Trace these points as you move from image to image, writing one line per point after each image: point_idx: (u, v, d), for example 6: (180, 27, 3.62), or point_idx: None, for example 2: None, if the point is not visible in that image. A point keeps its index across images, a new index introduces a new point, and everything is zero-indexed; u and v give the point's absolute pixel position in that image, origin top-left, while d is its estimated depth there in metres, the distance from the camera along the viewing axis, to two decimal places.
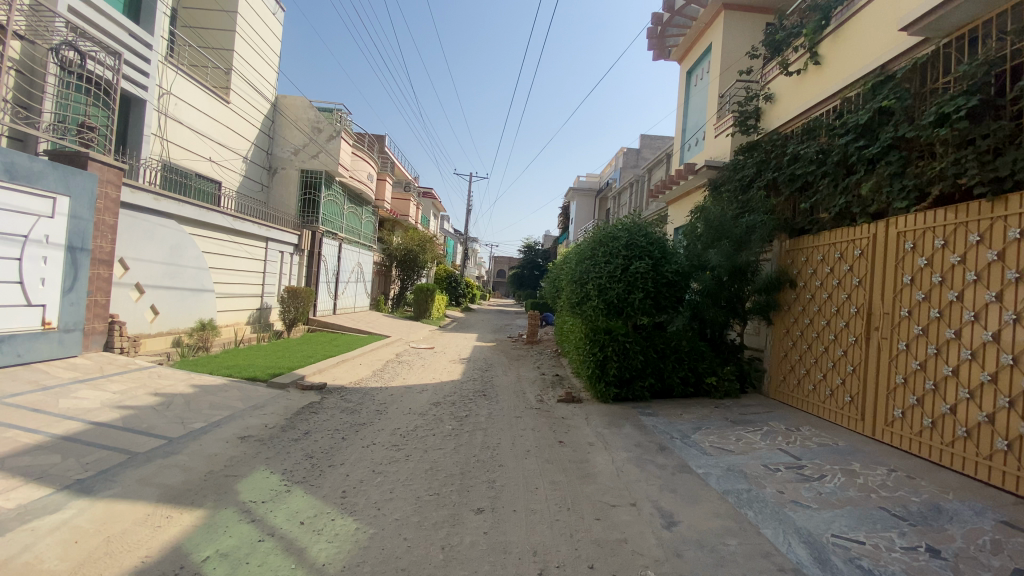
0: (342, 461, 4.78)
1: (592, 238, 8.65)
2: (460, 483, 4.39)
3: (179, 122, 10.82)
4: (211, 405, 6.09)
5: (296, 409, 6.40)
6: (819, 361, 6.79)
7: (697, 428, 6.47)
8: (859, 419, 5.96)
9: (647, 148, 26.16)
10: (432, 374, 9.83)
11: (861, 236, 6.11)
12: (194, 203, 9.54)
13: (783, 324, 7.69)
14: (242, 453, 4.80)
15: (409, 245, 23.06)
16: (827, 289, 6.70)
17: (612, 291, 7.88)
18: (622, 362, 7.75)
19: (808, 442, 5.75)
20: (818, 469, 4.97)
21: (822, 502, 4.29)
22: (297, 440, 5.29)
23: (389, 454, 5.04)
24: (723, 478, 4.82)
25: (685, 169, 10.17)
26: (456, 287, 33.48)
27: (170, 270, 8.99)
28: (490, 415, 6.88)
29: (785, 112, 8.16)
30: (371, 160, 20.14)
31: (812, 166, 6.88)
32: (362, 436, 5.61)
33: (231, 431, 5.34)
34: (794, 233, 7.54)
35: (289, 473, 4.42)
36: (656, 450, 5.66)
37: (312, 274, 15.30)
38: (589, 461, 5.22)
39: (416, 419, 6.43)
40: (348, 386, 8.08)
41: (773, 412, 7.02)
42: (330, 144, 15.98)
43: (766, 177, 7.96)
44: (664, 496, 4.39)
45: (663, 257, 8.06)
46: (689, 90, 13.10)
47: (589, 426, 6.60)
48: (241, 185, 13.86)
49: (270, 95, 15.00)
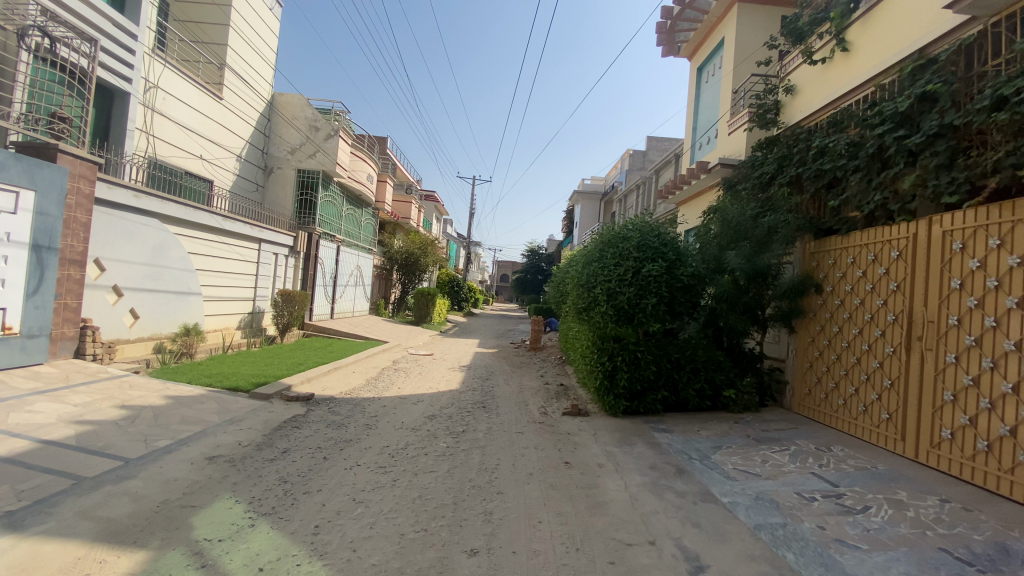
0: (319, 487, 4.21)
1: (599, 239, 7.93)
2: (451, 516, 3.81)
3: (167, 118, 10.36)
4: (182, 419, 5.54)
5: (276, 424, 5.85)
6: (850, 374, 6.17)
7: (716, 447, 5.89)
8: (899, 439, 5.35)
9: (653, 150, 25.69)
10: (429, 383, 9.26)
11: (899, 235, 5.51)
12: (180, 202, 9.05)
13: (808, 332, 7.09)
14: (207, 478, 4.24)
15: (410, 248, 22.59)
16: (860, 294, 6.09)
17: (622, 296, 7.16)
18: (632, 372, 7.21)
19: (843, 465, 5.15)
20: (859, 499, 4.37)
21: (872, 542, 3.69)
22: (273, 461, 4.74)
23: (375, 478, 4.47)
24: (753, 509, 4.23)
25: (697, 168, 9.60)
26: (457, 291, 32.99)
27: (152, 271, 8.49)
28: (489, 431, 6.30)
29: (809, 104, 7.55)
30: (371, 160, 19.71)
31: (842, 159, 6.28)
32: (346, 456, 5.04)
33: (199, 450, 4.81)
34: (820, 234, 6.96)
35: (257, 503, 3.86)
36: (674, 473, 5.08)
37: (308, 277, 14.78)
38: (599, 488, 4.63)
39: (408, 435, 5.86)
40: (337, 397, 7.50)
41: (799, 429, 6.41)
42: (326, 143, 15.46)
43: (789, 173, 7.35)
44: (688, 534, 3.81)
45: (678, 259, 7.35)
46: (700, 87, 12.58)
47: (597, 444, 6.02)
48: (235, 185, 13.40)
49: (266, 92, 14.57)
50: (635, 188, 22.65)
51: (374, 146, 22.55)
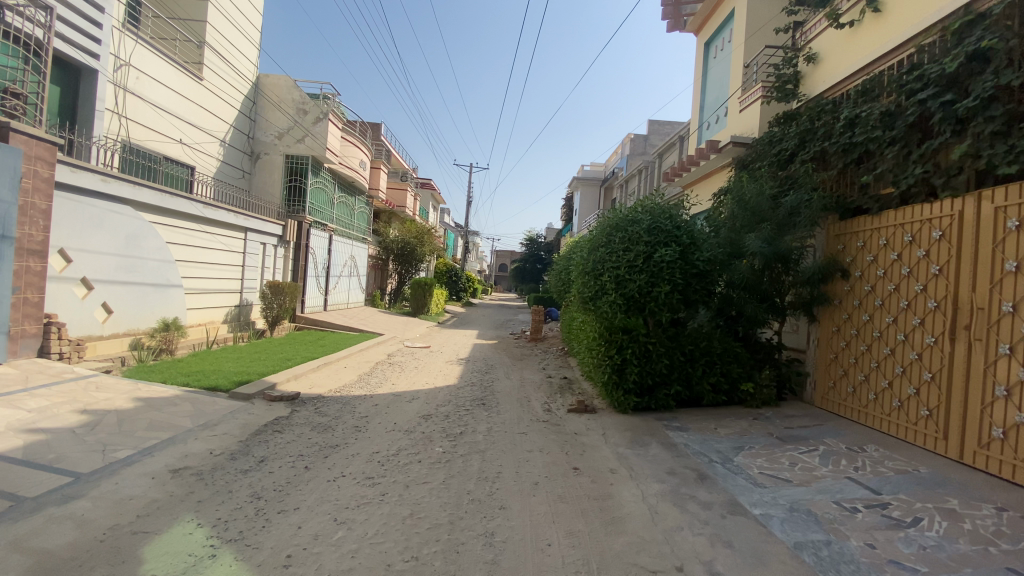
0: (296, 505, 3.68)
1: (605, 223, 7.35)
2: (447, 539, 3.30)
3: (140, 98, 9.75)
4: (149, 425, 5.01)
5: (256, 428, 5.33)
6: (883, 367, 5.65)
7: (738, 448, 5.39)
8: (941, 438, 4.85)
9: (655, 135, 25.06)
10: (425, 379, 8.72)
11: (943, 214, 4.96)
12: (154, 188, 8.44)
13: (832, 321, 6.56)
14: (169, 496, 3.72)
15: (405, 238, 21.97)
16: (894, 279, 5.55)
17: (632, 285, 6.63)
18: (643, 366, 6.71)
19: (880, 468, 4.66)
20: (908, 510, 3.86)
21: (933, 563, 3.19)
22: (246, 473, 4.22)
23: (361, 492, 3.95)
24: (790, 524, 3.73)
25: (707, 147, 9.00)
26: (455, 282, 32.38)
27: (126, 263, 7.91)
28: (489, 432, 5.80)
29: (835, 73, 6.95)
30: (364, 146, 19.00)
31: (876, 131, 5.70)
32: (330, 465, 4.52)
33: (164, 461, 4.28)
34: (847, 214, 6.40)
35: (222, 526, 3.33)
36: (695, 480, 4.58)
37: (299, 267, 14.21)
38: (613, 499, 4.12)
39: (401, 439, 5.34)
40: (325, 396, 6.97)
41: (825, 427, 5.91)
42: (315, 127, 14.81)
43: (813, 149, 6.76)
44: (720, 556, 3.31)
45: (692, 243, 6.79)
46: (708, 63, 11.94)
47: (607, 446, 5.51)
48: (219, 171, 12.79)
49: (250, 74, 13.91)
50: (636, 174, 22.09)
51: (367, 132, 21.84)
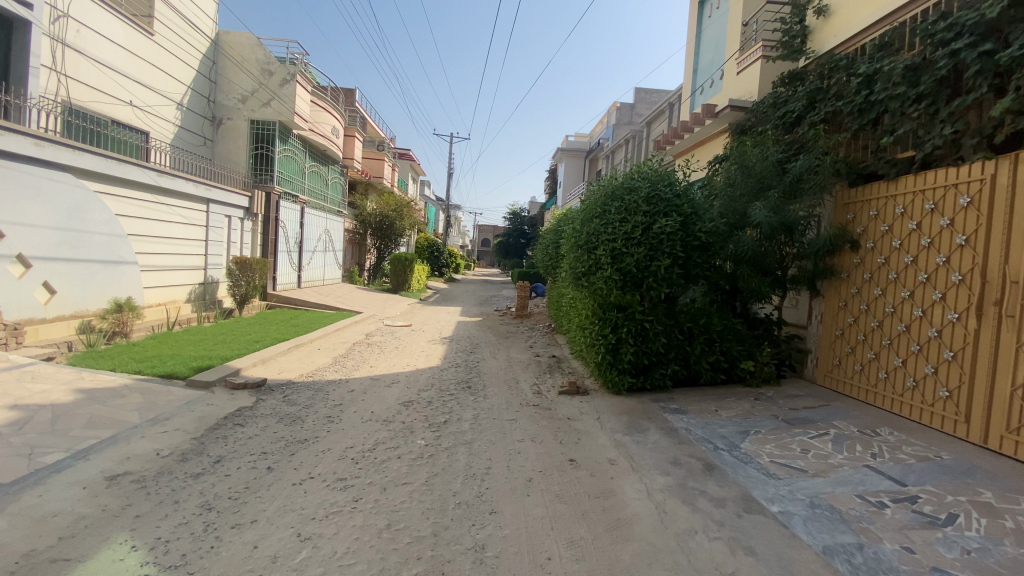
0: (253, 518, 3.16)
1: (600, 191, 6.78)
2: (430, 557, 2.82)
3: (81, 53, 8.76)
4: (88, 422, 4.39)
5: (215, 421, 4.75)
6: (896, 344, 5.30)
7: (743, 433, 5.02)
8: (962, 420, 4.54)
9: (641, 104, 24.42)
10: (406, 360, 8.17)
11: (972, 178, 4.58)
12: (98, 153, 7.60)
13: (838, 295, 6.18)
14: (100, 511, 3.15)
15: (384, 211, 21.12)
16: (911, 250, 5.15)
17: (630, 259, 6.14)
18: (639, 345, 6.30)
19: (898, 454, 4.34)
20: (939, 505, 3.53)
21: (982, 571, 2.83)
22: (199, 477, 3.66)
23: (331, 499, 3.44)
24: (815, 524, 3.36)
25: (704, 111, 8.47)
26: (437, 256, 31.59)
27: (70, 238, 7.11)
28: (475, 419, 5.33)
29: (848, 26, 6.47)
30: (337, 112, 17.94)
31: (899, 87, 5.22)
32: (297, 464, 3.99)
33: (101, 467, 3.69)
34: (859, 180, 5.97)
35: (162, 549, 2.80)
36: (703, 471, 4.18)
37: (269, 242, 13.38)
38: (615, 497, 3.68)
39: (378, 430, 4.84)
40: (295, 382, 6.38)
41: (832, 408, 5.58)
42: (283, 90, 13.79)
43: (824, 109, 6.26)
44: (742, 566, 2.91)
45: (694, 213, 6.30)
46: (704, 23, 11.29)
47: (604, 433, 5.09)
48: (176, 137, 11.82)
49: (209, 30, 12.79)
50: (622, 143, 21.58)
51: (340, 98, 20.70)
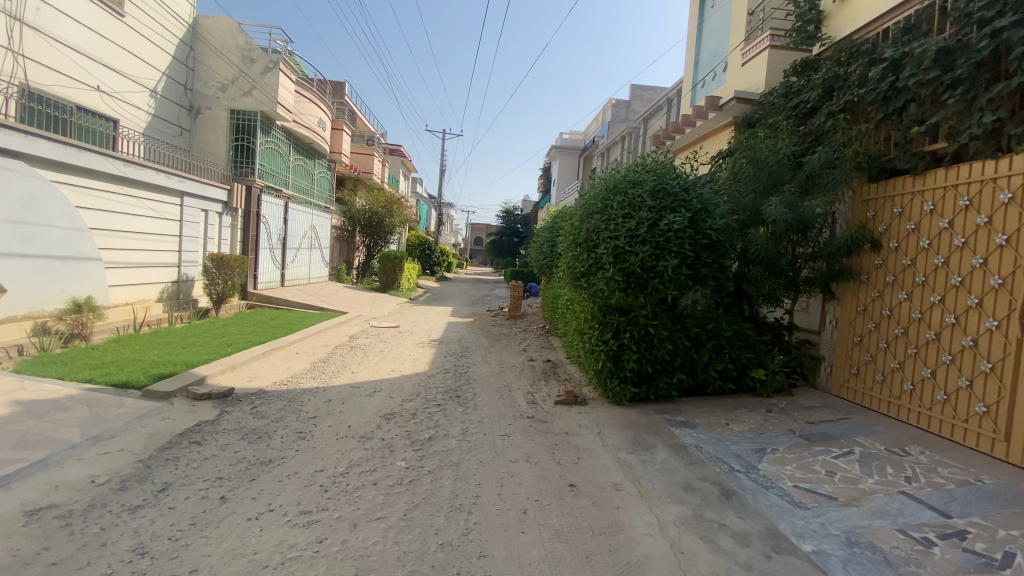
0: (193, 567, 2.62)
1: (601, 185, 6.24)
2: None
3: (40, 32, 8.13)
4: (19, 442, 3.82)
5: (169, 439, 4.20)
6: (923, 353, 4.85)
7: (760, 451, 4.55)
8: (1001, 439, 4.10)
9: (638, 101, 24.03)
10: (390, 365, 7.62)
11: (1013, 171, 4.13)
12: (54, 139, 6.97)
13: (855, 298, 5.72)
14: (8, 558, 2.60)
15: (373, 207, 20.50)
16: (942, 251, 4.70)
17: (635, 258, 5.61)
18: (642, 351, 5.83)
19: (936, 479, 3.88)
20: (993, 542, 3.06)
21: None
22: (135, 513, 3.11)
23: (290, 540, 2.90)
24: (856, 568, 2.88)
25: (707, 103, 8.02)
26: (428, 255, 30.81)
27: (22, 231, 6.50)
28: (463, 434, 4.82)
29: (870, 9, 6.00)
30: (323, 104, 17.30)
31: (931, 73, 4.76)
32: (256, 493, 3.44)
33: (21, 499, 3.14)
34: (880, 175, 5.52)
35: None
36: (720, 499, 3.70)
37: (250, 239, 12.76)
38: (623, 534, 3.19)
39: (354, 448, 4.31)
40: (267, 390, 5.84)
41: (853, 422, 5.12)
42: (264, 78, 13.19)
43: (843, 99, 5.81)
44: None
45: (704, 209, 5.78)
46: (706, 12, 10.84)
47: (606, 451, 4.60)
48: (149, 126, 11.19)
49: (185, 13, 12.11)
50: (619, 142, 21.21)
51: (328, 90, 20.06)
